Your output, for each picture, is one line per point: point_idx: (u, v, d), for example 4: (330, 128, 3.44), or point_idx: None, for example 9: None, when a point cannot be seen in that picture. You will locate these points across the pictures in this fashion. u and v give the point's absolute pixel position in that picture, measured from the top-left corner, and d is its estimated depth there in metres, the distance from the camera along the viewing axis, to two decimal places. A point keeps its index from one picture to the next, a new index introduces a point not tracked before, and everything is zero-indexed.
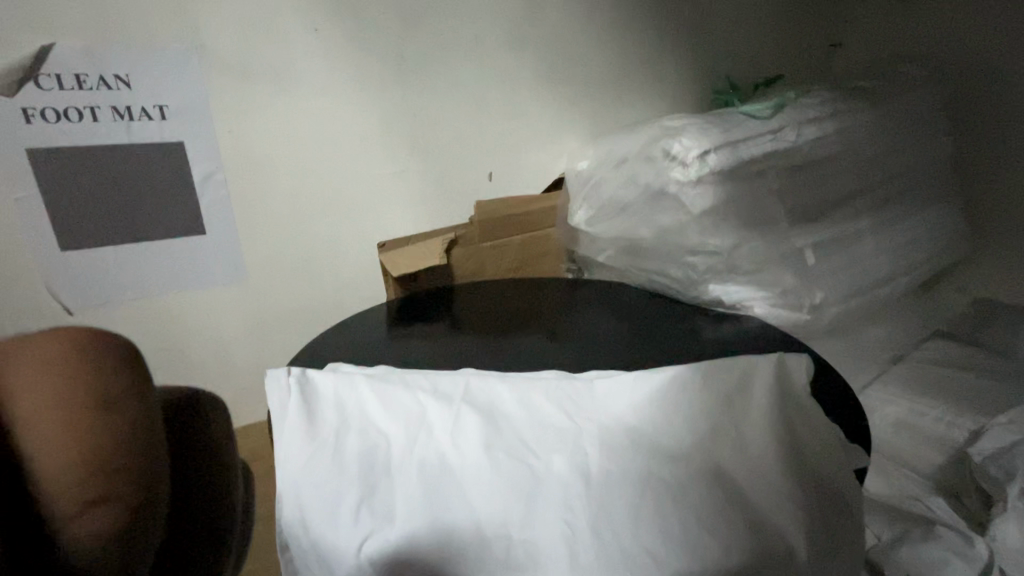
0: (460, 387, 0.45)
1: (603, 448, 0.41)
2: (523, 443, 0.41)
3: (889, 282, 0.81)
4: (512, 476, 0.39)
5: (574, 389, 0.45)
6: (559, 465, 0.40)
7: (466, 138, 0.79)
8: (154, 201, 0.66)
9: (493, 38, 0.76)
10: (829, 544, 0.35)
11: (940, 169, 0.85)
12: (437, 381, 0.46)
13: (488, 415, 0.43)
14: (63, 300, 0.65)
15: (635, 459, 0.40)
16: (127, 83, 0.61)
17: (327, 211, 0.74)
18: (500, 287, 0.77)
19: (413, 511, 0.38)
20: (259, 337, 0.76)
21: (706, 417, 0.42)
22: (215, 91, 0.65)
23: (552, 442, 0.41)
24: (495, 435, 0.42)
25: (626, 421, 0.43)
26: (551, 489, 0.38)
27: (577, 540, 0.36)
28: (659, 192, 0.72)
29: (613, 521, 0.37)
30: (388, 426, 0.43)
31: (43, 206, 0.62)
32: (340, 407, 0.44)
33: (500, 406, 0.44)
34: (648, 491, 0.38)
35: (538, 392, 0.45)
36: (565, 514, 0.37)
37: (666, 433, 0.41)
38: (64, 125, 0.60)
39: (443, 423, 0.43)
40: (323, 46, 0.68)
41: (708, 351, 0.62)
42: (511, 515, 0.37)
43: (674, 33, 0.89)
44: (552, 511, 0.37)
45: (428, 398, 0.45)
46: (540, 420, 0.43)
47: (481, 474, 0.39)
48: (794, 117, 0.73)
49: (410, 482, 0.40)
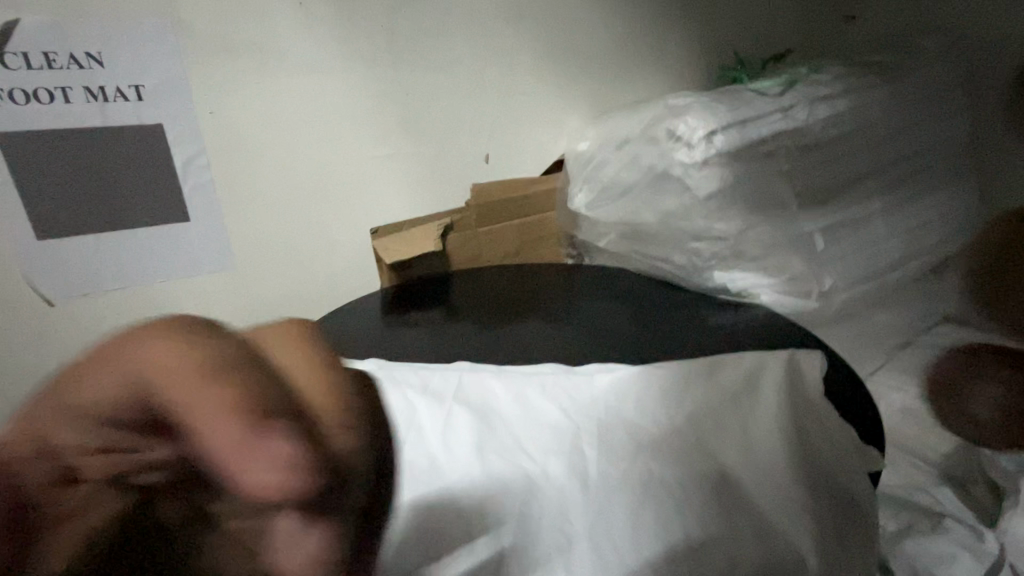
0: (452, 385, 0.45)
1: (600, 448, 0.39)
2: (517, 442, 0.40)
3: (900, 268, 0.78)
4: (506, 477, 0.38)
5: (569, 386, 0.44)
6: (553, 465, 0.38)
7: (461, 118, 0.76)
8: (134, 186, 0.63)
9: (489, 10, 0.72)
10: (840, 551, 0.33)
11: (956, 148, 0.81)
12: (428, 379, 0.46)
13: (480, 413, 0.42)
14: (44, 291, 0.63)
15: (634, 459, 0.38)
16: (99, 61, 0.58)
17: (317, 196, 0.72)
18: (496, 274, 0.75)
19: (401, 514, 0.37)
20: (250, 327, 0.74)
21: (710, 416, 0.40)
22: (194, 70, 0.61)
23: (547, 442, 0.40)
24: (486, 433, 0.41)
25: (624, 418, 0.41)
26: (544, 490, 0.37)
27: (573, 546, 0.34)
28: (663, 174, 0.68)
29: (611, 526, 0.35)
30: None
31: (16, 193, 0.59)
32: None
33: (493, 404, 0.43)
34: (649, 494, 0.36)
35: (533, 390, 0.44)
36: (560, 518, 0.35)
37: (664, 432, 0.40)
38: (33, 107, 0.57)
39: (432, 421, 0.42)
40: (308, 21, 0.64)
41: (711, 341, 0.60)
42: (504, 519, 0.35)
43: (679, 5, 0.85)
44: (546, 515, 0.36)
45: (419, 396, 0.44)
46: (535, 418, 0.42)
47: (471, 475, 0.38)
48: (805, 95, 0.69)
49: (398, 483, 0.38)
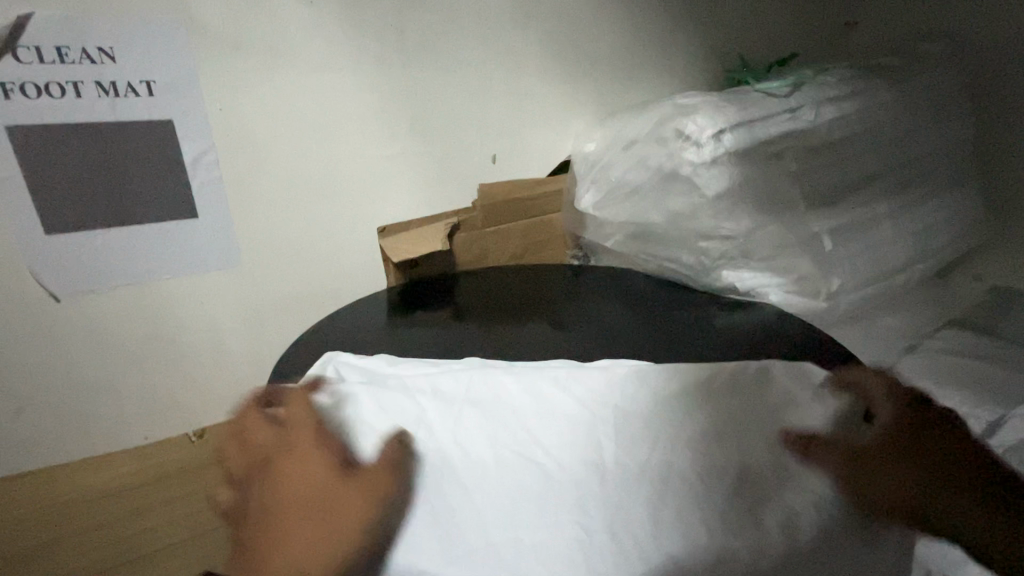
0: (462, 387, 0.43)
1: (619, 443, 0.38)
2: (532, 440, 0.39)
3: (907, 269, 0.78)
4: (523, 478, 0.37)
5: (583, 383, 0.43)
6: (570, 464, 0.37)
7: (469, 118, 0.76)
8: (143, 182, 0.63)
9: (498, 11, 0.73)
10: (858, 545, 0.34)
11: (961, 151, 0.81)
12: (437, 380, 0.44)
13: (493, 413, 0.41)
14: (49, 286, 0.63)
15: (652, 456, 0.37)
16: (111, 56, 0.58)
17: (325, 194, 0.71)
18: (502, 274, 0.74)
19: (414, 517, 0.35)
20: (256, 325, 0.74)
21: (728, 412, 0.40)
22: (205, 67, 0.61)
23: (563, 439, 0.39)
24: (500, 434, 0.39)
25: (641, 415, 0.40)
26: (561, 490, 0.36)
27: (591, 544, 0.34)
28: (671, 174, 0.68)
29: (629, 522, 0.34)
30: (383, 427, 0.40)
31: (25, 188, 0.59)
32: (333, 410, 0.41)
33: (507, 401, 0.42)
34: (669, 489, 0.36)
35: (548, 386, 0.42)
36: (579, 517, 0.35)
37: (683, 428, 0.39)
38: (44, 101, 0.57)
39: (443, 423, 0.40)
40: (320, 19, 0.64)
41: (722, 342, 0.60)
42: (521, 519, 0.35)
43: (685, 8, 0.85)
44: (565, 514, 0.35)
45: (428, 398, 0.42)
46: (550, 414, 0.41)
47: (483, 476, 0.37)
48: (812, 96, 0.70)
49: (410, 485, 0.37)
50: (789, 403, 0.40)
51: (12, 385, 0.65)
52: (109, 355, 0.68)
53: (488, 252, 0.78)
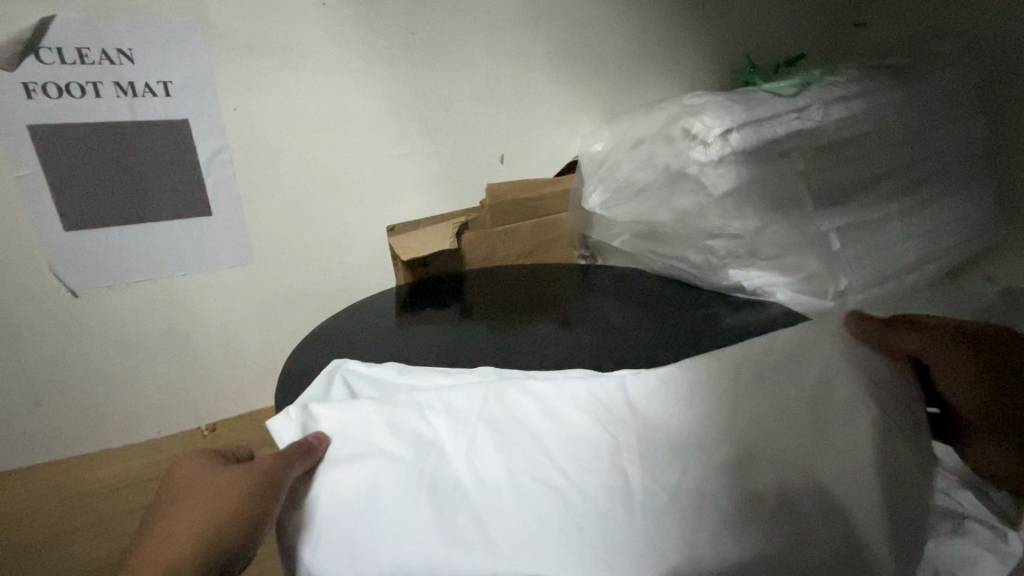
0: (476, 406, 0.43)
1: (638, 462, 0.40)
2: (549, 459, 0.40)
3: (917, 269, 0.78)
4: (540, 500, 0.38)
5: (592, 399, 0.43)
6: (585, 482, 0.39)
7: (478, 118, 0.77)
8: (159, 180, 0.64)
9: (506, 12, 0.73)
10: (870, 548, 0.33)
11: (973, 151, 0.81)
12: (450, 398, 0.44)
13: (508, 433, 0.42)
14: (68, 282, 0.64)
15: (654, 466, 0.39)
16: (130, 57, 0.59)
17: (336, 192, 0.73)
18: (510, 273, 0.75)
19: (431, 542, 0.37)
20: (267, 322, 0.75)
21: (729, 413, 0.41)
22: (219, 68, 0.63)
23: (581, 459, 0.40)
24: (514, 454, 0.41)
25: (660, 424, 0.41)
26: (567, 510, 0.38)
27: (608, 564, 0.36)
28: (678, 173, 0.69)
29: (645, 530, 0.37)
30: (394, 448, 0.41)
31: (46, 186, 0.60)
32: (345, 432, 0.42)
33: (523, 418, 0.43)
34: None
35: (565, 405, 0.43)
36: (596, 540, 0.37)
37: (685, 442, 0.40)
38: (65, 101, 0.58)
39: (455, 444, 0.41)
40: (332, 21, 0.66)
41: (728, 339, 0.60)
42: (538, 541, 0.37)
43: (692, 9, 0.86)
44: (584, 536, 0.37)
45: (441, 420, 0.43)
46: (569, 433, 0.42)
47: (500, 497, 0.39)
48: (819, 96, 0.70)
49: (425, 509, 0.38)
50: (795, 404, 0.41)
51: (31, 379, 0.67)
52: (124, 350, 0.69)
53: (496, 251, 0.78)
